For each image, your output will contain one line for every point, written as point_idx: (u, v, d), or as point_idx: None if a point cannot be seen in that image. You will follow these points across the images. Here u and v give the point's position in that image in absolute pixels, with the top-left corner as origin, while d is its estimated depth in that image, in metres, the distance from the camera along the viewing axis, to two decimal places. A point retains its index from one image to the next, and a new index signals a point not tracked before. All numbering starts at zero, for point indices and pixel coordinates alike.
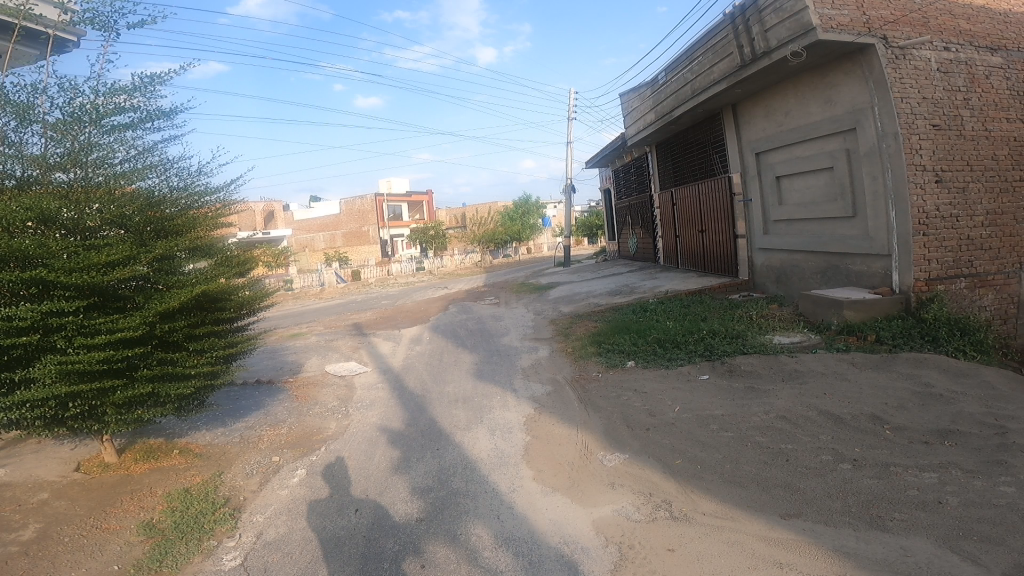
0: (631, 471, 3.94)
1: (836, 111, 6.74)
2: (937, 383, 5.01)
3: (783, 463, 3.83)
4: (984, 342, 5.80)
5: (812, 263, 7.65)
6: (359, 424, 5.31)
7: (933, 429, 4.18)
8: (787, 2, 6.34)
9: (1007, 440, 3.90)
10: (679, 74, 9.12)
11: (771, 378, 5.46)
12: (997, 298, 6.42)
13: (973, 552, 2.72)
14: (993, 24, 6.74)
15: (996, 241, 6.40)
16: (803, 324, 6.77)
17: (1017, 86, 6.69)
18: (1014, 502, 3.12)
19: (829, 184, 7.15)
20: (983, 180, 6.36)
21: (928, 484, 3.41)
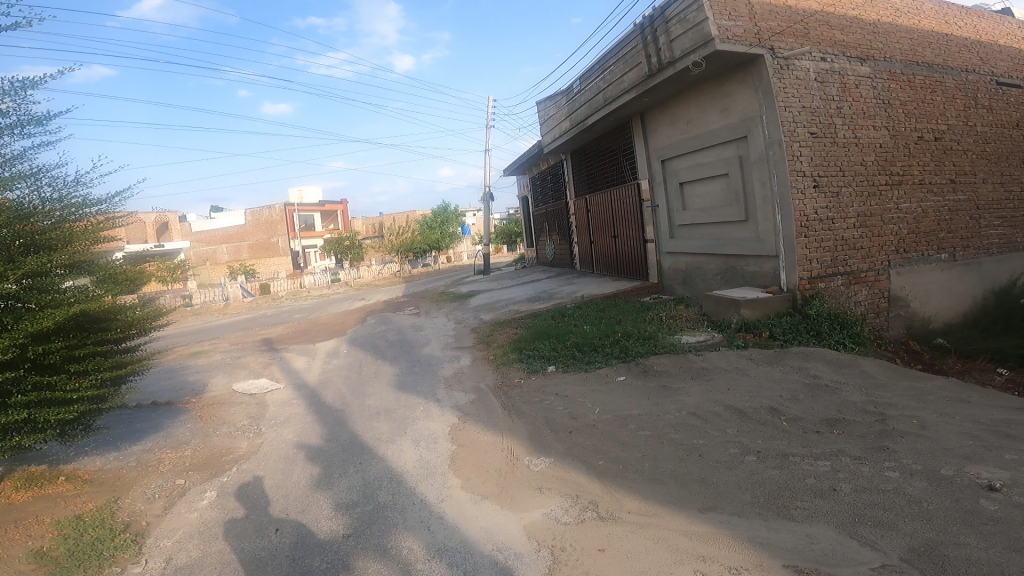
0: (557, 473, 3.99)
1: (731, 120, 7.17)
2: (822, 374, 5.43)
3: (696, 459, 4.01)
4: (860, 335, 6.37)
5: (713, 266, 8.07)
6: (273, 442, 5.10)
7: (823, 419, 4.50)
8: (688, 13, 6.68)
9: (886, 427, 4.28)
10: (592, 82, 9.39)
11: (681, 376, 5.71)
12: (869, 293, 6.97)
13: (870, 538, 2.93)
14: (863, 34, 7.20)
15: (866, 241, 6.95)
16: (706, 324, 7.14)
17: (884, 94, 7.18)
18: (900, 486, 3.41)
19: (725, 190, 7.58)
20: (854, 184, 6.90)
21: (823, 472, 3.67)
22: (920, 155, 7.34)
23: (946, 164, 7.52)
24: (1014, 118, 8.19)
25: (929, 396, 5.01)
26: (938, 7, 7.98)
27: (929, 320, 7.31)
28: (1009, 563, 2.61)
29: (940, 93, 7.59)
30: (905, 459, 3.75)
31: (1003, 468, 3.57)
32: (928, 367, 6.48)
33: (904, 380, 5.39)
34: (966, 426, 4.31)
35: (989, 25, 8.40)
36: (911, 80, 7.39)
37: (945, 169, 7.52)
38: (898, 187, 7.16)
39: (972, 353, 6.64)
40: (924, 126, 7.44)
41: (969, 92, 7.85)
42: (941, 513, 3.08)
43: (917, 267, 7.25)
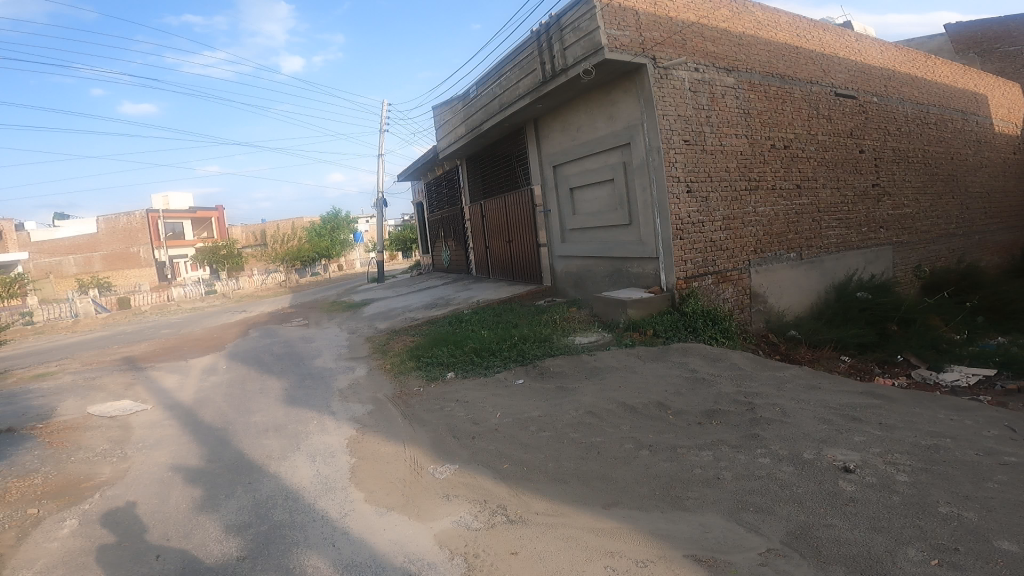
0: (463, 480, 3.96)
1: (616, 127, 7.48)
2: (700, 368, 5.88)
3: (595, 456, 4.14)
4: (729, 329, 7.05)
5: (601, 268, 8.36)
6: (143, 465, 4.69)
7: (704, 410, 4.87)
8: (581, 22, 6.85)
9: (756, 415, 4.70)
10: (488, 88, 9.47)
11: (576, 376, 5.88)
12: (735, 291, 7.54)
13: (754, 523, 3.14)
14: (730, 46, 7.70)
15: (731, 242, 7.50)
16: (597, 324, 7.41)
17: (745, 104, 7.75)
18: (773, 472, 3.72)
19: (611, 195, 7.91)
20: (721, 189, 7.42)
21: (708, 462, 3.93)
22: (773, 162, 7.96)
23: (793, 171, 8.21)
24: (848, 128, 9.05)
25: (788, 383, 5.64)
26: (793, 21, 8.59)
27: (783, 313, 7.98)
28: (872, 538, 2.87)
29: (789, 103, 8.25)
30: (775, 446, 4.11)
31: (854, 449, 3.99)
32: (784, 357, 7.12)
33: (766, 369, 6.02)
34: (819, 410, 4.84)
35: (832, 38, 9.16)
36: (767, 91, 7.98)
37: (797, 174, 8.25)
38: (756, 192, 7.76)
39: (819, 342, 7.33)
40: (776, 134, 8.06)
41: (813, 103, 8.58)
42: (809, 495, 3.38)
43: (773, 266, 7.92)
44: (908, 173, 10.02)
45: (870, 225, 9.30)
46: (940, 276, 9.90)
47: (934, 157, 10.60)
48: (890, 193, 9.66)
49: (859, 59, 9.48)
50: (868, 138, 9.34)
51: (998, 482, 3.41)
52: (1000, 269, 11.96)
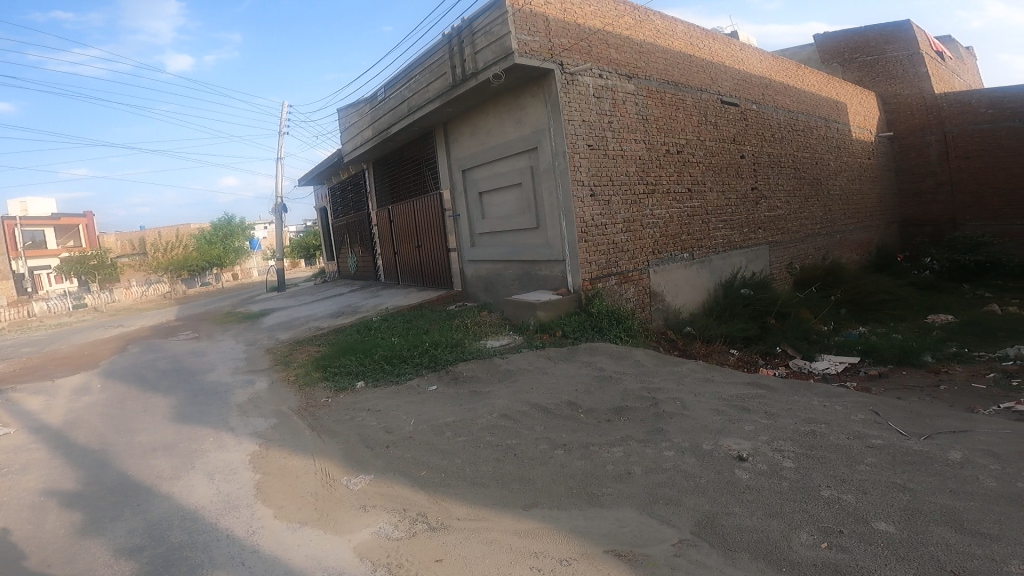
0: (378, 489, 3.88)
1: (524, 132, 7.60)
2: (607, 366, 6.07)
3: (512, 458, 4.17)
4: (632, 328, 7.33)
5: (510, 272, 8.45)
6: (10, 492, 4.24)
7: (612, 408, 5.03)
8: (492, 27, 6.89)
9: (660, 410, 4.93)
10: (396, 91, 9.34)
11: (489, 380, 5.90)
12: (636, 290, 7.85)
13: (666, 515, 3.27)
14: (632, 54, 7.98)
15: (631, 243, 7.79)
16: (508, 327, 7.47)
17: (644, 111, 8.06)
18: (678, 464, 3.90)
19: (519, 199, 8.01)
20: (621, 193, 7.68)
21: (619, 457, 4.06)
22: (667, 166, 8.32)
23: (686, 175, 8.62)
24: (731, 134, 9.63)
25: (686, 377, 5.96)
26: (687, 30, 9.02)
27: (679, 311, 8.38)
28: (770, 523, 3.06)
29: (682, 109, 8.67)
30: (678, 439, 4.32)
31: (747, 438, 4.26)
32: (682, 352, 7.47)
33: (666, 365, 6.33)
34: (715, 402, 5.14)
35: (720, 47, 9.70)
36: (663, 97, 8.35)
37: (690, 178, 8.67)
38: (653, 196, 8.09)
39: (711, 337, 7.76)
40: (671, 140, 8.43)
41: (703, 110, 9.07)
42: (712, 485, 3.57)
43: (670, 265, 8.30)
44: (781, 177, 10.82)
45: (751, 227, 9.96)
46: (808, 272, 10.67)
47: (803, 162, 11.51)
48: (767, 197, 10.39)
49: (741, 68, 10.11)
50: (748, 143, 10.00)
51: (867, 463, 3.70)
52: (860, 265, 13.18)
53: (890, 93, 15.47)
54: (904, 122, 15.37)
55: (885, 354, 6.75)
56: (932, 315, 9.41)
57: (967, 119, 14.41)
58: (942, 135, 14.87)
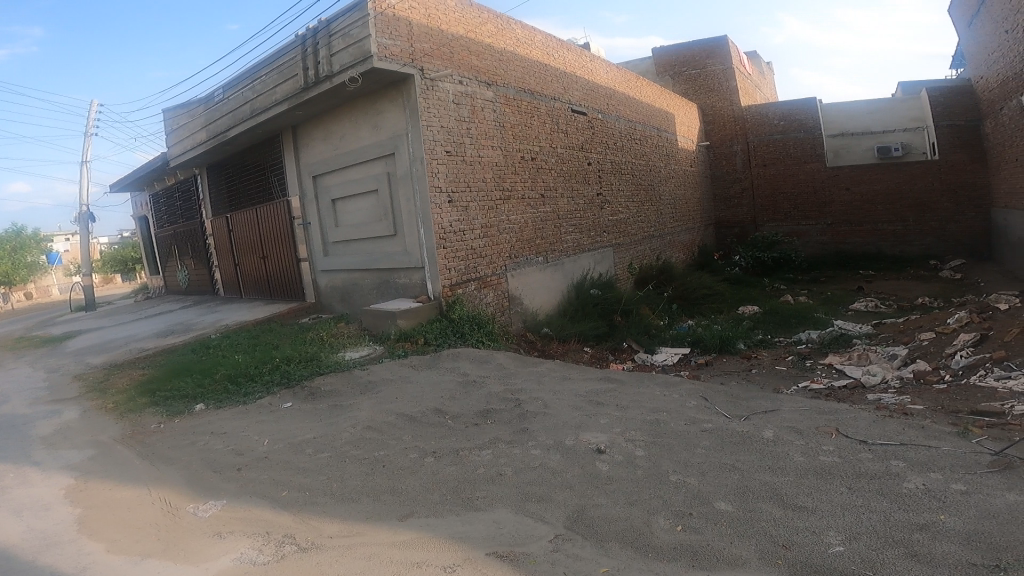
0: (234, 515, 3.60)
1: (381, 137, 7.46)
2: (471, 371, 6.15)
3: (381, 470, 4.08)
4: (494, 332, 7.48)
5: (368, 281, 8.24)
6: None
7: (479, 412, 5.09)
8: (352, 29, 6.70)
9: (524, 410, 5.08)
10: (238, 91, 8.77)
11: (351, 393, 5.72)
12: (495, 295, 8.00)
13: (539, 512, 3.37)
14: (492, 61, 8.14)
15: (488, 248, 7.92)
16: (367, 338, 7.30)
17: (501, 117, 8.24)
18: (545, 462, 4.03)
19: (374, 206, 7.86)
20: (478, 199, 7.78)
21: (489, 460, 4.12)
22: (522, 173, 8.56)
23: (538, 181, 8.92)
24: (580, 141, 10.14)
25: (545, 376, 6.19)
26: (544, 40, 9.39)
27: (536, 313, 8.67)
28: (632, 511, 3.26)
29: (536, 117, 8.97)
30: (542, 437, 4.47)
31: (603, 431, 4.52)
32: (541, 353, 7.74)
33: (527, 366, 6.53)
34: (573, 399, 5.39)
35: (573, 58, 10.22)
36: (519, 105, 8.59)
37: (542, 184, 8.99)
38: (509, 201, 8.29)
39: (567, 336, 8.13)
40: (525, 147, 8.69)
41: (555, 118, 9.46)
42: (577, 480, 3.73)
43: (525, 269, 8.55)
44: (623, 183, 11.57)
45: (597, 230, 10.53)
46: (646, 271, 11.67)
47: (640, 169, 12.41)
48: (610, 201, 11.05)
49: (590, 78, 10.68)
50: (594, 151, 10.57)
51: (704, 446, 4.06)
52: (685, 264, 14.45)
53: (709, 106, 17.12)
54: (716, 133, 17.02)
55: (710, 344, 7.46)
56: (744, 305, 10.61)
57: (766, 130, 16.25)
58: (746, 145, 16.58)
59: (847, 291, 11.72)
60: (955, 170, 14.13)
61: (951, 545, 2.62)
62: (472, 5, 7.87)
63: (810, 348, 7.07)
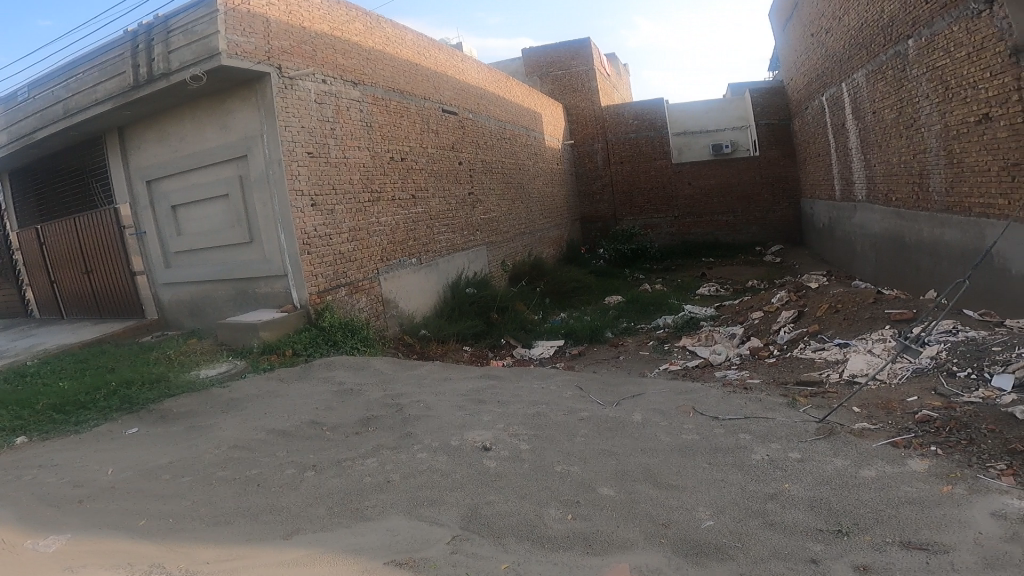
0: (83, 548, 3.13)
1: (230, 138, 7.01)
2: (346, 379, 5.96)
3: (256, 489, 3.84)
4: (369, 337, 7.33)
5: (221, 293, 7.69)
6: None
7: (358, 420, 4.96)
8: (195, 25, 6.19)
9: (406, 414, 5.03)
10: (49, 90, 7.82)
11: (210, 412, 5.32)
12: (368, 300, 7.78)
13: (433, 515, 3.34)
14: (359, 60, 7.91)
15: (358, 252, 7.67)
16: (225, 353, 6.83)
17: (369, 118, 8.02)
18: (433, 463, 4.02)
19: (225, 212, 7.36)
20: (344, 202, 7.50)
21: (374, 468, 4.02)
22: (391, 174, 8.39)
23: (409, 182, 8.78)
24: (451, 141, 10.11)
25: (425, 379, 6.14)
26: (415, 39, 9.30)
27: (413, 316, 8.54)
28: (524, 505, 3.33)
29: (406, 118, 8.82)
30: (427, 440, 4.44)
31: (487, 428, 4.57)
32: (421, 356, 7.67)
33: (406, 370, 6.44)
34: (454, 399, 5.40)
35: (444, 58, 10.23)
36: (387, 105, 8.40)
37: (411, 186, 8.83)
38: (378, 203, 8.08)
39: (445, 337, 8.16)
40: (395, 147, 8.52)
41: (425, 118, 9.36)
42: (467, 479, 3.75)
43: (398, 272, 8.38)
44: (493, 182, 11.68)
45: (470, 230, 10.55)
46: (518, 267, 11.94)
47: (509, 169, 12.59)
48: (482, 201, 11.12)
49: (461, 78, 10.72)
50: (464, 151, 10.57)
51: (584, 434, 4.24)
52: (555, 260, 14.94)
53: (573, 106, 17.43)
54: (579, 131, 17.40)
55: (580, 335, 7.81)
56: (609, 296, 11.16)
57: (622, 129, 17.06)
58: (605, 144, 17.25)
59: (693, 279, 12.61)
60: (772, 165, 16.01)
61: (799, 513, 2.78)
62: (338, 3, 7.63)
63: (667, 332, 7.56)
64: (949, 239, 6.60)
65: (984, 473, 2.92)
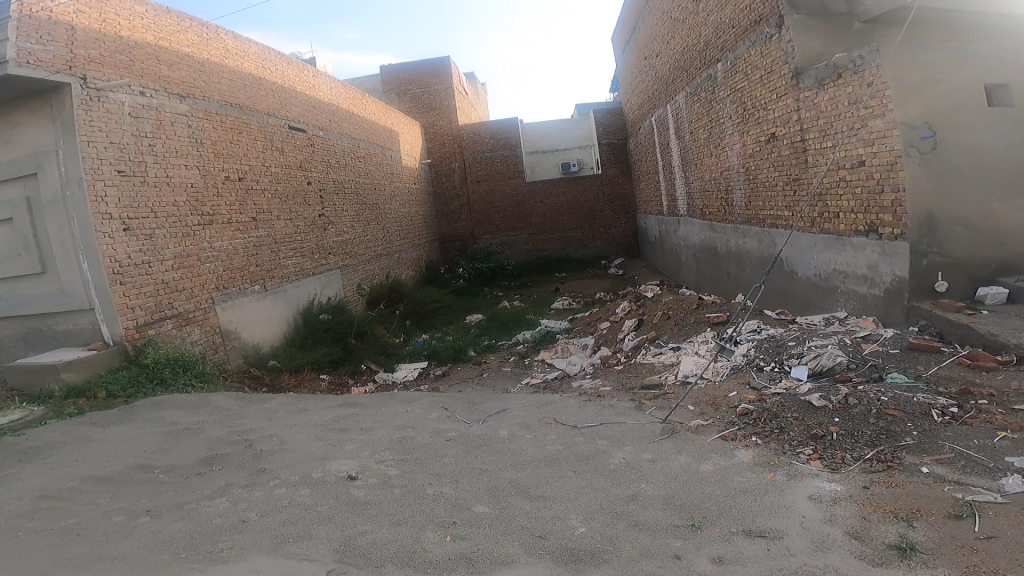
0: None
1: (15, 153, 6.23)
2: (180, 419, 5.46)
3: (77, 539, 3.30)
4: (205, 373, 6.75)
5: (9, 331, 6.70)
6: None
7: (200, 460, 4.59)
8: None
9: (256, 450, 4.77)
10: None
11: (5, 463, 4.48)
12: (202, 331, 7.09)
13: (301, 551, 3.16)
14: (188, 72, 7.31)
15: (186, 281, 6.94)
16: (16, 400, 5.90)
17: (198, 134, 7.38)
18: (294, 499, 3.84)
19: (9, 240, 6.48)
20: (167, 226, 6.74)
21: (224, 509, 3.73)
22: (226, 195, 7.76)
23: (248, 204, 8.19)
24: (298, 160, 9.62)
25: (276, 412, 5.84)
26: (259, 52, 8.86)
27: (259, 346, 7.98)
28: (400, 532, 3.30)
29: (244, 134, 8.26)
30: (285, 474, 4.24)
31: (352, 458, 4.48)
32: (273, 387, 7.32)
33: (253, 404, 6.08)
34: (312, 430, 5.21)
35: (293, 73, 9.81)
36: (223, 121, 7.82)
37: (249, 209, 8.21)
38: (210, 228, 7.41)
39: (300, 367, 7.78)
40: (231, 166, 7.92)
41: (268, 135, 8.85)
42: (335, 511, 3.63)
43: (236, 300, 7.74)
44: (346, 203, 11.23)
45: (322, 252, 10.10)
46: (377, 291, 11.68)
47: (365, 188, 12.23)
48: (335, 223, 10.68)
49: (311, 94, 10.31)
50: (314, 171, 10.09)
51: (452, 454, 4.32)
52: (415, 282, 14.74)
53: (429, 124, 17.40)
54: (437, 150, 17.33)
55: (444, 356, 7.87)
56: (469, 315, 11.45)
57: (478, 148, 17.37)
58: (462, 162, 17.39)
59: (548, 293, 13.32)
60: (612, 182, 17.38)
61: (659, 511, 3.08)
62: (166, 11, 7.07)
63: (526, 347, 7.92)
64: (751, 248, 7.53)
65: (796, 459, 3.43)
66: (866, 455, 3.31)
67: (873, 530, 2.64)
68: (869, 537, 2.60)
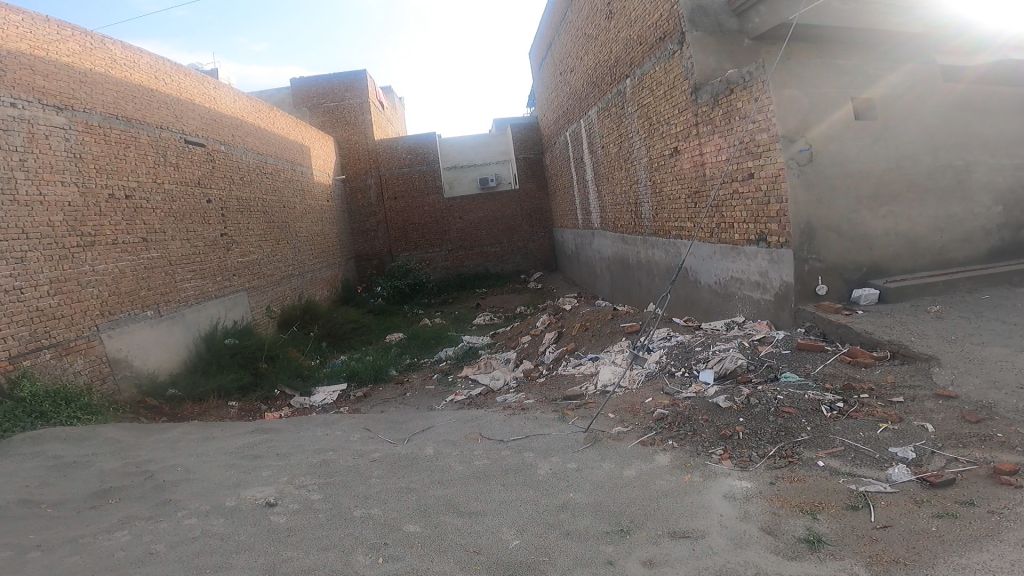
0: None
1: None
2: (63, 453, 4.99)
3: None
4: (92, 405, 6.25)
5: None
6: None
7: (92, 493, 4.25)
8: None
9: (157, 481, 4.50)
10: None
11: None
12: (85, 362, 6.54)
13: None
14: (67, 82, 6.78)
15: (65, 308, 6.39)
16: None
17: (77, 148, 6.85)
18: (205, 528, 3.65)
19: None
20: (40, 249, 6.18)
21: (126, 542, 3.47)
22: (109, 214, 7.20)
23: (136, 223, 7.67)
24: (195, 176, 9.10)
25: (178, 442, 5.54)
26: (150, 62, 8.37)
27: (155, 375, 7.49)
28: (327, 556, 3.22)
29: (131, 149, 7.74)
30: (193, 504, 4.04)
31: (268, 484, 4.34)
32: (174, 418, 7.02)
33: (150, 435, 5.73)
34: (221, 459, 4.99)
35: (190, 84, 9.32)
36: (105, 134, 7.27)
37: (137, 228, 7.68)
38: (90, 250, 6.85)
39: (203, 395, 7.55)
40: (113, 182, 7.36)
41: (160, 149, 8.34)
42: (253, 539, 3.48)
43: (127, 328, 7.21)
44: (250, 222, 10.72)
45: (224, 273, 9.60)
46: (290, 312, 11.32)
47: (271, 205, 11.73)
48: (237, 242, 10.16)
49: (211, 107, 9.82)
50: (213, 187, 9.58)
51: (377, 475, 4.30)
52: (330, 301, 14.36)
53: (344, 139, 16.62)
54: (351, 165, 16.65)
55: (364, 376, 7.72)
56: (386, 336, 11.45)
57: (396, 164, 17.20)
58: (379, 178, 16.97)
59: (468, 309, 13.47)
60: (529, 197, 17.89)
61: (589, 519, 3.23)
62: (44, 19, 6.56)
63: (449, 364, 7.98)
64: (659, 259, 7.94)
65: (710, 459, 3.71)
66: (769, 452, 3.63)
67: (784, 526, 2.90)
68: (780, 532, 2.86)
